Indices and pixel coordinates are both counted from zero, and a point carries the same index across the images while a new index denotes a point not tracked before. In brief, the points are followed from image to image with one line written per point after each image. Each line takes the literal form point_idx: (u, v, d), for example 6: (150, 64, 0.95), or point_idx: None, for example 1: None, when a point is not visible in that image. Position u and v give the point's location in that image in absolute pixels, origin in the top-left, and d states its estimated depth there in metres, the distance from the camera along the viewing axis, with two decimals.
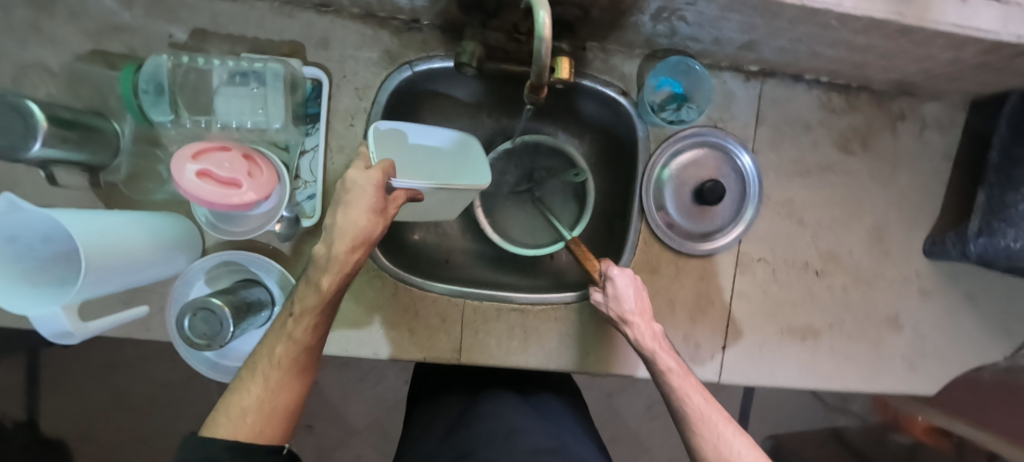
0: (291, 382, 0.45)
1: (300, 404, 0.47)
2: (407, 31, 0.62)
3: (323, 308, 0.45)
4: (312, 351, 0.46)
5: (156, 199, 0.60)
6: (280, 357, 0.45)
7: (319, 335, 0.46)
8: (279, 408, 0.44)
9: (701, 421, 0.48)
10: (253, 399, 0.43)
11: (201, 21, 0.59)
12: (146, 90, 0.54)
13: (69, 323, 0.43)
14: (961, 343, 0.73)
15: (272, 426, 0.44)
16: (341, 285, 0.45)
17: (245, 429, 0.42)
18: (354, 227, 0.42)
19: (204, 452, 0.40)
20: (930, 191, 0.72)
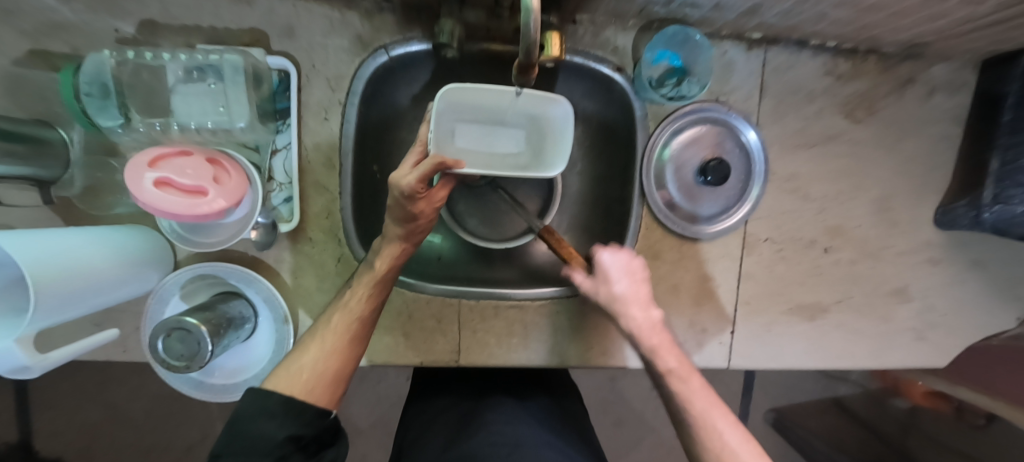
0: (344, 348, 0.46)
1: (349, 376, 0.48)
2: (378, 12, 0.56)
3: (382, 283, 0.49)
4: (367, 324, 0.49)
5: (116, 213, 0.55)
6: (337, 323, 0.47)
7: (374, 307, 0.49)
8: (332, 371, 0.45)
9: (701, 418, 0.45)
10: (311, 359, 0.45)
11: (150, 12, 0.53)
12: (88, 92, 0.48)
13: (26, 357, 0.39)
14: (970, 312, 0.71)
15: (323, 387, 0.44)
16: (397, 264, 0.50)
17: (299, 386, 0.43)
18: (397, 229, 0.47)
19: (259, 404, 0.42)
20: (938, 157, 0.68)
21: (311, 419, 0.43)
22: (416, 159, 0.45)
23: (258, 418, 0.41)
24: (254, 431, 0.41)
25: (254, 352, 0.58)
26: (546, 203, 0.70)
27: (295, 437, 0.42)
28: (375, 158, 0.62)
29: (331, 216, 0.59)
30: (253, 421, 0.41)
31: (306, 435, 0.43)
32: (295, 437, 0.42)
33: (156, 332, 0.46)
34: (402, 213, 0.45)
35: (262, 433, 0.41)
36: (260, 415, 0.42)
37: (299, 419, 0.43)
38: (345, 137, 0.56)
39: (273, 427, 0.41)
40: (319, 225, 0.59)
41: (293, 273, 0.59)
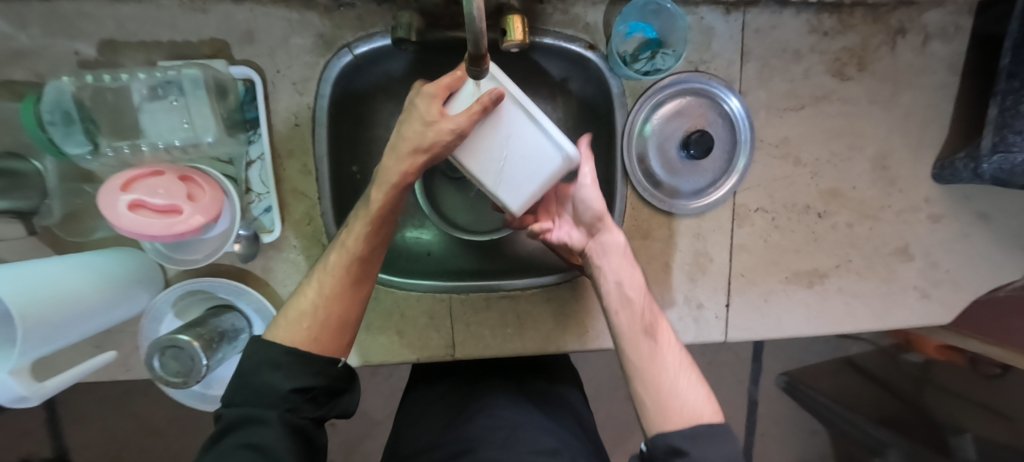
0: (345, 290, 0.45)
1: (357, 319, 0.47)
2: (338, 9, 0.54)
3: (379, 222, 0.46)
4: (367, 263, 0.46)
5: (95, 238, 0.55)
6: (334, 266, 0.45)
7: (372, 246, 0.46)
8: (335, 317, 0.44)
9: (645, 348, 0.47)
10: (312, 306, 0.44)
11: (107, 31, 0.52)
12: (52, 121, 0.48)
13: (22, 388, 0.40)
14: (975, 266, 0.69)
15: (328, 334, 0.44)
16: (393, 202, 0.46)
17: (301, 332, 0.43)
18: (402, 155, 0.44)
19: (263, 353, 0.41)
20: (935, 108, 0.65)
21: (318, 366, 0.42)
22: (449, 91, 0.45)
23: (261, 366, 0.40)
24: (260, 380, 0.39)
25: None
26: None
27: (302, 389, 0.40)
28: (353, 159, 0.62)
29: (312, 222, 0.59)
30: (258, 371, 0.40)
31: (316, 386, 0.41)
32: (302, 390, 0.40)
33: (149, 352, 0.48)
34: (417, 129, 0.44)
35: (267, 384, 0.39)
36: (266, 366, 0.40)
37: (306, 369, 0.41)
38: (318, 142, 0.55)
39: (278, 378, 0.40)
40: (302, 232, 0.59)
41: (282, 282, 0.59)
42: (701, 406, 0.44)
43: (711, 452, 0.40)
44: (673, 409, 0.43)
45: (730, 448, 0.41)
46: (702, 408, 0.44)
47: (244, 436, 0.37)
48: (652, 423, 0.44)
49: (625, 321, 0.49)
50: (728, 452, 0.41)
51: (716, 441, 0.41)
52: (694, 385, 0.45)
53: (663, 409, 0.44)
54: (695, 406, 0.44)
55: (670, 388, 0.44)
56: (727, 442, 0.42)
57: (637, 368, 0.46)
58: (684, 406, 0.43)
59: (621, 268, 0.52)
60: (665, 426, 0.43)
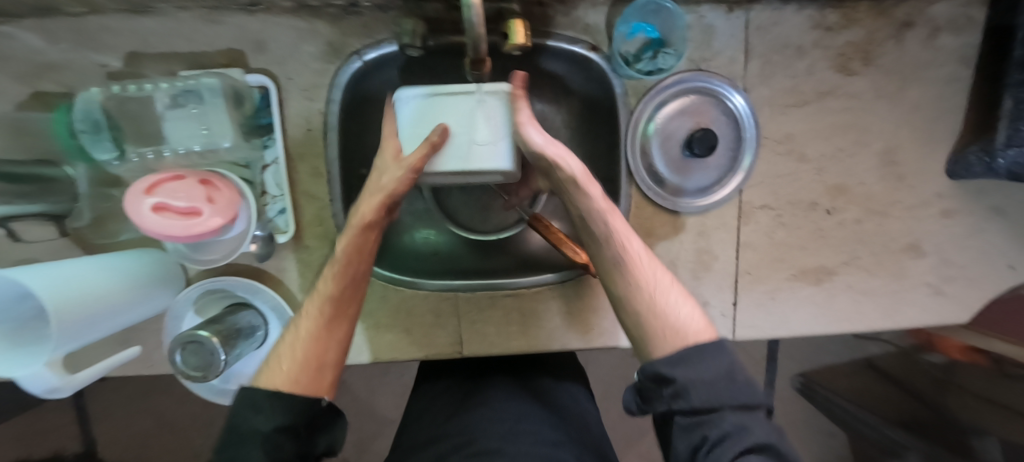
0: (321, 330, 0.43)
1: (340, 358, 0.44)
2: (346, 17, 0.56)
3: (352, 260, 0.43)
4: (343, 304, 0.44)
5: (122, 240, 0.58)
6: (310, 309, 0.44)
7: (350, 288, 0.44)
8: (313, 357, 0.42)
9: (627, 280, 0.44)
10: (291, 349, 0.42)
11: (130, 44, 0.55)
12: (83, 129, 0.53)
13: (56, 379, 0.43)
14: (990, 262, 0.68)
15: (309, 375, 0.41)
16: (364, 240, 0.44)
17: (282, 375, 0.41)
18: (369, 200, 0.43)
19: (246, 398, 0.40)
20: (945, 102, 0.64)
21: (300, 407, 0.40)
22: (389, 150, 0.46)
23: (244, 411, 0.39)
24: (244, 421, 0.39)
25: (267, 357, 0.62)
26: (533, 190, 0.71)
27: (284, 428, 0.39)
28: (363, 162, 0.64)
29: (323, 223, 0.61)
30: (242, 412, 0.40)
31: (298, 424, 0.40)
32: (285, 428, 0.40)
33: (173, 346, 0.50)
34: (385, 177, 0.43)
35: (250, 424, 0.39)
36: (249, 408, 0.40)
37: (289, 409, 0.40)
38: (330, 145, 0.57)
39: (260, 421, 0.39)
40: (313, 233, 0.61)
41: (295, 281, 0.62)
42: (688, 322, 0.42)
43: (699, 377, 0.39)
44: (662, 332, 0.42)
45: (721, 361, 0.40)
46: (692, 323, 0.42)
47: None
48: (644, 352, 0.43)
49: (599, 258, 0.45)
50: (718, 366, 0.40)
51: (704, 357, 0.40)
52: (683, 305, 0.43)
53: (649, 335, 0.42)
54: (683, 326, 0.42)
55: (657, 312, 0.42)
56: (717, 357, 0.40)
57: (621, 297, 0.44)
58: (671, 328, 0.42)
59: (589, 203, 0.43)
60: (657, 352, 0.41)
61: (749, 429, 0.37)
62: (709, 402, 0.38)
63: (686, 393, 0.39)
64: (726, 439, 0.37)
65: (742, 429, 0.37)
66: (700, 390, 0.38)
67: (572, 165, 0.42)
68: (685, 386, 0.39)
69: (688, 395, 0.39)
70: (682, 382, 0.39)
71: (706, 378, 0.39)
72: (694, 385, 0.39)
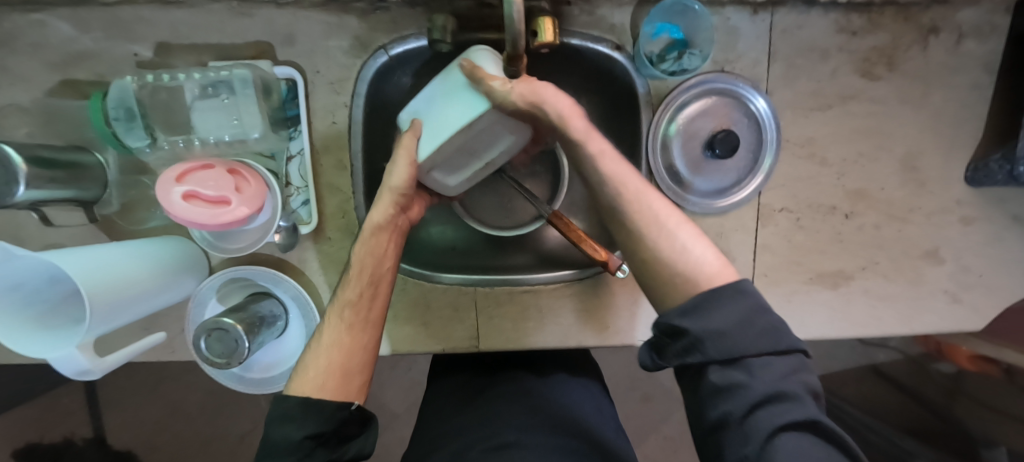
0: (344, 338, 0.43)
1: (366, 363, 0.44)
2: (374, 13, 0.57)
3: (369, 268, 0.45)
4: (365, 312, 0.45)
5: (149, 226, 0.59)
6: (334, 319, 0.44)
7: (372, 296, 0.45)
8: (338, 364, 0.42)
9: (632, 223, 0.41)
10: (316, 358, 0.43)
11: (162, 35, 0.56)
12: (116, 117, 0.53)
13: (86, 362, 0.44)
14: (1009, 270, 0.67)
15: (335, 381, 0.41)
16: (379, 248, 0.46)
17: (310, 383, 0.41)
18: (382, 209, 0.46)
19: (278, 409, 0.40)
20: (968, 109, 0.64)
21: (330, 414, 0.40)
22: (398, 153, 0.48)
23: (275, 422, 0.40)
24: (276, 432, 0.40)
25: (287, 347, 0.62)
26: (553, 187, 0.72)
27: (314, 435, 0.39)
28: (385, 156, 0.64)
29: (346, 215, 0.61)
30: (275, 424, 0.40)
31: (328, 432, 0.40)
32: (315, 436, 0.40)
33: (197, 334, 0.51)
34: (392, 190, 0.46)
35: (282, 434, 0.39)
36: (282, 418, 0.40)
37: (318, 416, 0.40)
38: (354, 138, 0.58)
39: (292, 429, 0.39)
40: (336, 225, 0.61)
41: (316, 272, 0.62)
42: (701, 263, 0.38)
43: (721, 329, 0.35)
44: (670, 276, 0.39)
45: (741, 307, 0.36)
46: (706, 264, 0.39)
47: None
48: (658, 304, 0.40)
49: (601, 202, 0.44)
50: (741, 311, 0.35)
51: (723, 304, 0.36)
52: (693, 245, 0.40)
53: (660, 281, 0.39)
54: (697, 268, 0.38)
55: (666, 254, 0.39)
56: (734, 300, 0.36)
57: (626, 240, 0.41)
58: (681, 272, 0.38)
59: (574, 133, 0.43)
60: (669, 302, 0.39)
61: (779, 385, 0.34)
62: (732, 352, 0.35)
63: (706, 347, 0.35)
64: (759, 403, 0.34)
65: (771, 383, 0.34)
66: (722, 344, 0.35)
67: (553, 102, 0.43)
68: (705, 340, 0.35)
69: (706, 348, 0.35)
70: (701, 336, 0.35)
71: (723, 326, 0.35)
72: (713, 339, 0.35)
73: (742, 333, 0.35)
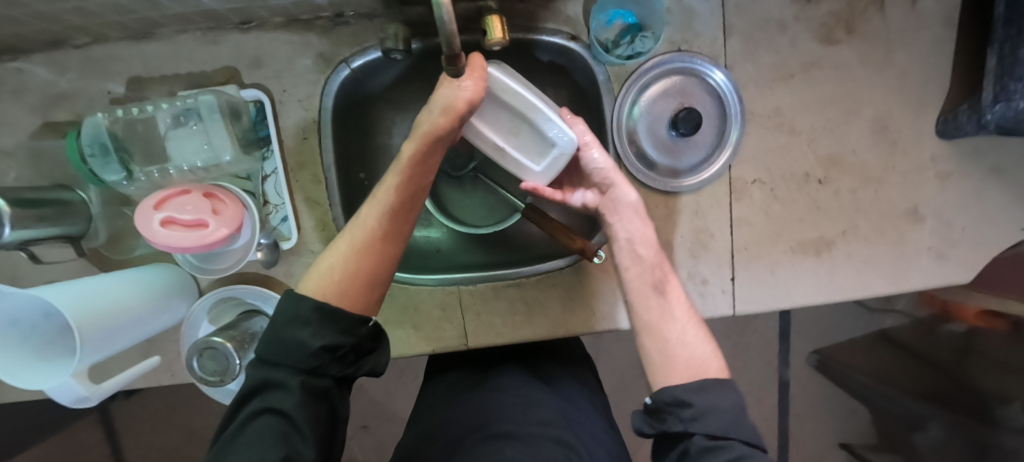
0: (374, 246, 0.45)
1: (385, 277, 0.47)
2: (335, 28, 0.59)
3: (412, 175, 0.45)
4: (399, 221, 0.46)
5: (136, 255, 0.61)
6: (364, 220, 0.45)
7: (406, 204, 0.46)
8: (364, 272, 0.45)
9: (656, 305, 0.48)
10: (342, 260, 0.45)
11: (134, 70, 0.59)
12: (92, 153, 0.55)
13: (83, 389, 0.46)
14: (993, 222, 0.66)
15: (356, 290, 0.44)
16: (423, 165, 0.45)
17: (331, 285, 0.44)
18: (438, 119, 0.43)
19: (295, 309, 0.42)
20: (934, 64, 0.64)
21: (349, 324, 0.43)
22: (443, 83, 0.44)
23: (291, 322, 0.41)
24: (289, 336, 0.40)
25: None
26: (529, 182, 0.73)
27: (329, 348, 0.41)
28: (361, 167, 0.66)
29: (327, 227, 0.63)
30: (287, 327, 0.41)
31: (344, 345, 0.42)
32: (330, 349, 0.41)
33: (189, 354, 0.53)
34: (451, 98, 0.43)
35: (295, 342, 0.40)
36: (296, 322, 0.41)
37: (335, 327, 0.42)
38: (326, 153, 0.60)
39: (308, 335, 0.40)
40: (317, 237, 0.63)
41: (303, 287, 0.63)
42: (708, 356, 0.46)
43: (716, 405, 0.42)
44: (681, 363, 0.45)
45: (733, 399, 0.43)
46: (709, 363, 0.46)
47: (269, 398, 0.39)
48: (658, 379, 0.46)
49: (637, 279, 0.50)
50: (733, 402, 0.43)
51: (722, 391, 0.43)
52: (702, 343, 0.47)
53: (670, 359, 0.46)
54: (701, 358, 0.45)
55: (675, 344, 0.46)
56: (731, 393, 0.43)
57: (643, 320, 0.48)
58: (690, 358, 0.45)
59: (633, 225, 0.52)
60: (671, 379, 0.45)
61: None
62: (725, 430, 0.40)
63: (702, 417, 0.41)
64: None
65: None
66: (715, 418, 0.41)
67: (627, 194, 0.52)
68: (703, 411, 0.41)
69: (704, 420, 0.41)
70: (701, 407, 0.41)
71: (723, 407, 0.41)
72: (709, 411, 0.41)
73: (735, 422, 0.42)
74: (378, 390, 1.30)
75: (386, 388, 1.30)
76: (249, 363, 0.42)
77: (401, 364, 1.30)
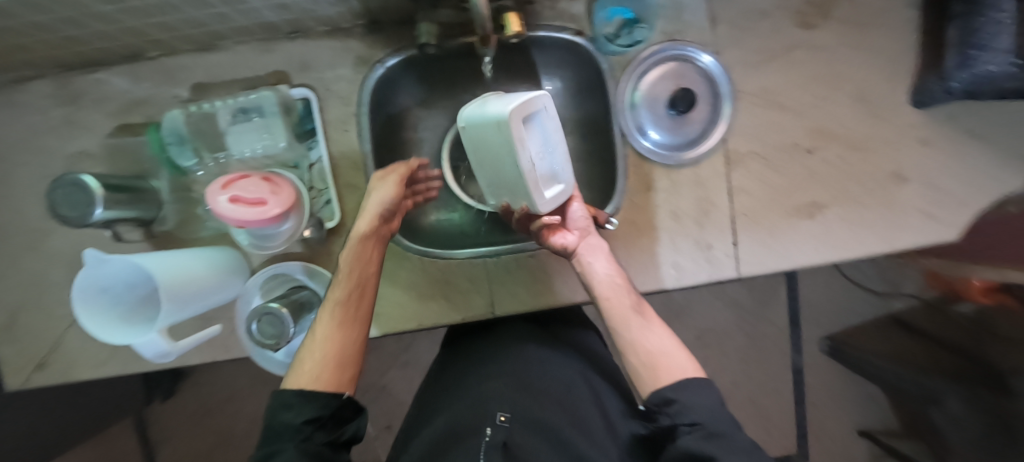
0: (336, 333, 0.52)
1: (356, 358, 0.53)
2: (371, 34, 0.68)
3: (353, 270, 0.56)
4: (357, 306, 0.55)
5: (198, 237, 0.69)
6: (326, 315, 0.53)
7: (359, 292, 0.55)
8: (332, 356, 0.51)
9: (637, 324, 0.53)
10: (311, 353, 0.51)
11: (198, 77, 0.68)
12: (171, 141, 0.65)
13: (165, 343, 0.52)
14: (974, 181, 0.72)
15: (329, 372, 0.50)
16: (363, 257, 0.57)
17: (306, 375, 0.49)
18: (363, 224, 0.58)
19: (279, 399, 0.48)
20: (904, 41, 0.71)
21: (327, 400, 0.48)
22: (380, 176, 0.63)
23: (279, 409, 0.47)
24: (278, 419, 0.47)
25: None
26: None
27: (312, 420, 0.46)
28: (392, 157, 0.75)
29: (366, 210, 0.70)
30: (276, 412, 0.47)
31: (324, 415, 0.48)
32: (312, 421, 0.47)
33: (250, 318, 0.59)
34: (376, 210, 0.59)
35: (284, 421, 0.46)
36: (282, 407, 0.47)
37: (314, 403, 0.47)
38: (364, 142, 0.67)
39: (292, 415, 0.46)
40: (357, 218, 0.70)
41: None
42: (664, 342, 0.52)
43: (697, 402, 0.46)
44: (664, 370, 0.49)
45: (712, 395, 0.47)
46: (688, 370, 0.50)
47: None
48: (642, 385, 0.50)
49: (618, 309, 0.54)
50: (713, 398, 0.47)
51: (702, 390, 0.47)
52: (665, 336, 0.52)
53: (652, 368, 0.50)
54: (683, 365, 0.50)
55: (638, 340, 0.51)
56: (710, 391, 0.47)
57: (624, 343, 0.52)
58: (670, 364, 0.50)
59: (603, 264, 0.59)
60: (659, 384, 0.49)
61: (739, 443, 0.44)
62: (707, 420, 0.45)
63: (688, 413, 0.45)
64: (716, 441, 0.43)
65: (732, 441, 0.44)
66: (699, 412, 0.45)
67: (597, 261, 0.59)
68: (688, 407, 0.46)
69: (687, 415, 0.45)
70: (684, 403, 0.46)
71: (706, 404, 0.46)
72: (693, 406, 0.45)
73: (717, 414, 0.46)
74: (401, 389, 1.34)
75: (410, 386, 1.35)
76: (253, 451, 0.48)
77: (423, 362, 1.34)
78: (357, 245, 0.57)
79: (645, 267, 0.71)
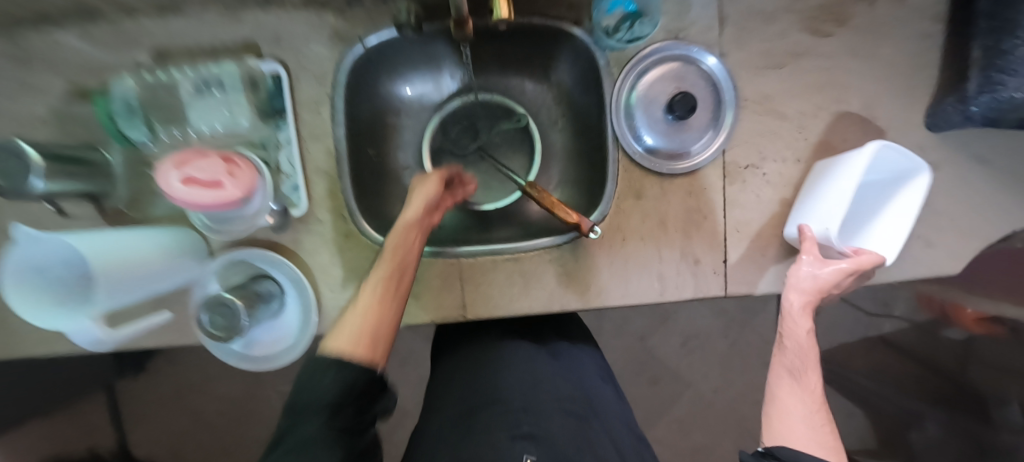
0: (377, 306, 0.51)
1: (389, 334, 0.51)
2: (350, 9, 0.62)
3: (396, 249, 0.54)
4: (399, 283, 0.54)
5: (152, 215, 0.64)
6: (370, 289, 0.52)
7: (401, 273, 0.54)
8: (369, 329, 0.49)
9: (788, 384, 0.57)
10: (350, 322, 0.50)
11: (160, 42, 0.62)
12: (119, 112, 0.60)
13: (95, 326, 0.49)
14: (980, 211, 0.68)
15: (367, 342, 0.48)
16: (409, 238, 0.55)
17: (347, 341, 0.47)
18: (410, 213, 0.56)
19: (317, 362, 0.46)
20: (921, 57, 0.66)
21: (363, 371, 0.46)
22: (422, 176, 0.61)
23: (317, 372, 0.45)
24: (316, 384, 0.44)
25: (285, 328, 0.64)
26: (531, 158, 0.77)
27: (347, 389, 0.44)
28: (370, 143, 0.71)
29: (336, 197, 0.66)
30: (311, 379, 0.44)
31: (357, 385, 0.45)
32: (348, 390, 0.44)
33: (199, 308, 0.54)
34: (425, 201, 0.57)
35: (318, 389, 0.43)
36: (319, 372, 0.44)
37: (352, 370, 0.45)
38: (338, 125, 0.63)
39: (329, 380, 0.44)
40: (327, 206, 0.66)
41: (308, 253, 0.66)
42: (810, 412, 0.55)
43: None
44: (794, 432, 0.54)
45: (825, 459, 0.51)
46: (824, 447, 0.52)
47: (301, 439, 0.41)
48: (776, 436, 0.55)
49: (791, 360, 0.57)
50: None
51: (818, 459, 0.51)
52: (804, 399, 0.56)
53: (785, 421, 0.55)
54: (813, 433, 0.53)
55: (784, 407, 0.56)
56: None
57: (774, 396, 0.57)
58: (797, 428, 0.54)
59: (799, 324, 0.57)
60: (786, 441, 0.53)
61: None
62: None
63: None
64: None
65: None
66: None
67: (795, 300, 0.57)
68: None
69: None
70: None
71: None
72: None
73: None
74: None
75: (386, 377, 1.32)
76: (280, 415, 0.45)
77: (400, 355, 1.31)
78: (404, 230, 0.55)
79: (628, 279, 0.68)
